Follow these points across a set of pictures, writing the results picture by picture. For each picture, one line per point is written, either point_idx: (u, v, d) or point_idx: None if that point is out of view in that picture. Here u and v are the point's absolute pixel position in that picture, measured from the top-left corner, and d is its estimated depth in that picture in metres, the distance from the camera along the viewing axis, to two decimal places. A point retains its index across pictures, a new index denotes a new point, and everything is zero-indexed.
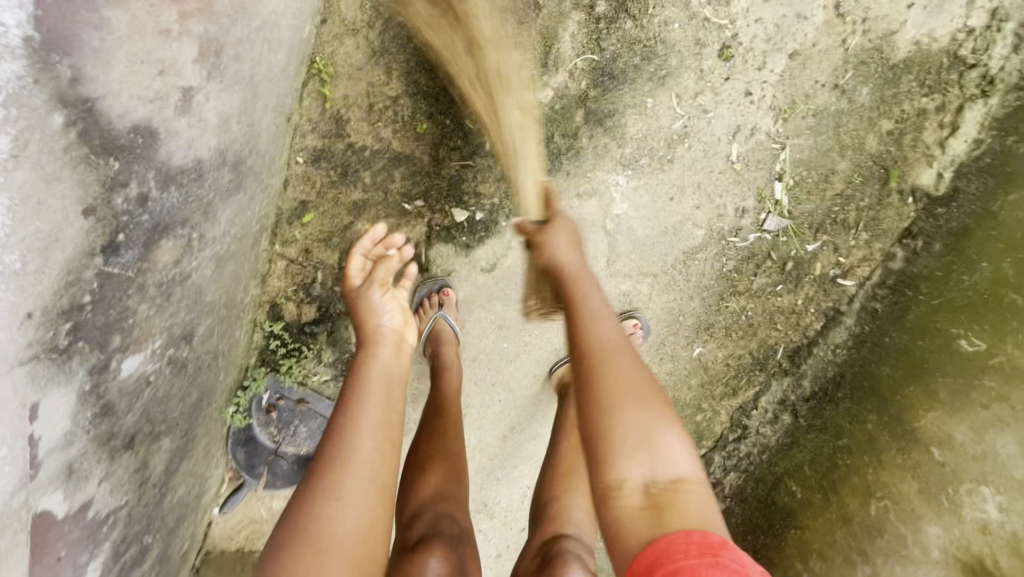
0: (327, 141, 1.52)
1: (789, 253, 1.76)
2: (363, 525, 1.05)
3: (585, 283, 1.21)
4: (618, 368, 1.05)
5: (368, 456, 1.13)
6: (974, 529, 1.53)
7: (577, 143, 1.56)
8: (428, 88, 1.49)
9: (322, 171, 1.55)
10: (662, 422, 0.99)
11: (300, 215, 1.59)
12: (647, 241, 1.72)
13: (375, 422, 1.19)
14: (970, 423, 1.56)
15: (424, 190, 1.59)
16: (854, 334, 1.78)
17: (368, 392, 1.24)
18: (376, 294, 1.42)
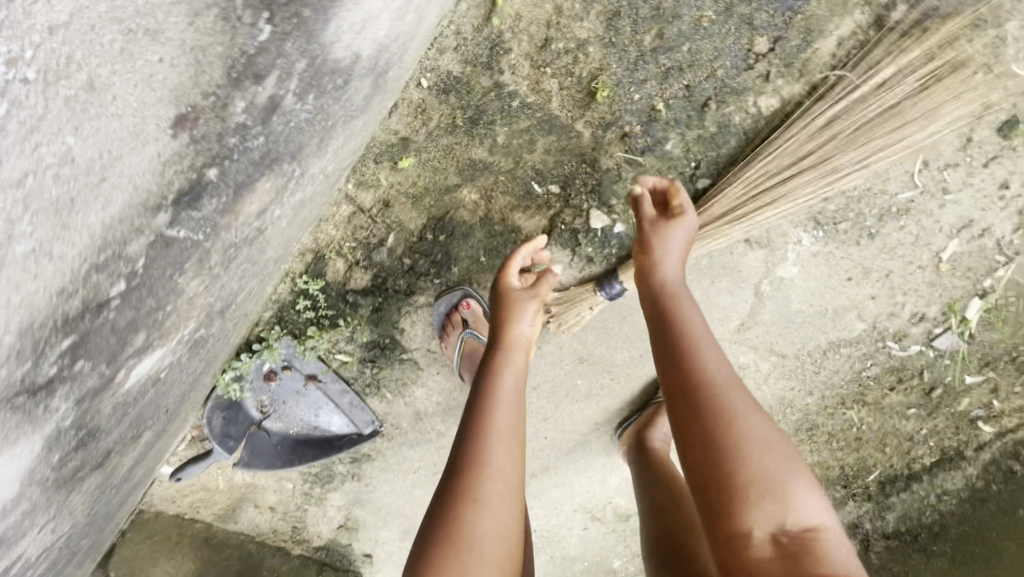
0: (469, 70, 1.09)
1: (942, 379, 1.46)
2: (508, 551, 0.82)
3: (685, 294, 0.96)
4: (745, 465, 0.77)
5: (512, 462, 0.89)
6: None
7: (796, 182, 1.13)
8: (630, 43, 1.07)
9: (446, 108, 1.12)
10: (804, 482, 0.77)
11: (395, 155, 1.16)
12: (795, 317, 1.38)
13: (516, 420, 0.93)
14: None
15: (566, 176, 1.18)
16: (970, 486, 1.55)
17: (507, 372, 0.99)
18: (532, 301, 1.07)
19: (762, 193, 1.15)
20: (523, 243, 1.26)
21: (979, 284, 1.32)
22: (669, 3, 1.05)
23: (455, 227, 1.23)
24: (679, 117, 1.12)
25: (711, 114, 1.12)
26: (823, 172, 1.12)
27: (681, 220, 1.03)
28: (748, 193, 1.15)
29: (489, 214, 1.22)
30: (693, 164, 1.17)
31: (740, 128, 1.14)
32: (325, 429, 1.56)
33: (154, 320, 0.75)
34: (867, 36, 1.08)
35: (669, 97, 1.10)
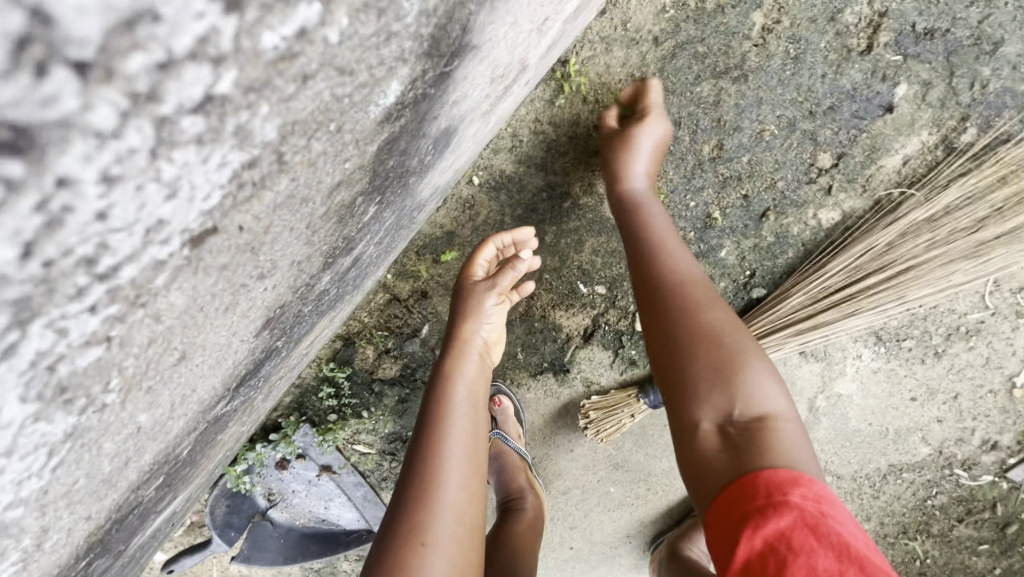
0: (521, 170, 1.06)
1: (1018, 514, 1.32)
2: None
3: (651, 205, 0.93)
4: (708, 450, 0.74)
5: (462, 501, 0.81)
6: None
7: (860, 303, 1.07)
8: (689, 153, 1.04)
9: (495, 206, 1.09)
10: (763, 367, 0.75)
11: (439, 249, 1.13)
12: (854, 436, 1.27)
13: (469, 457, 0.85)
14: None
15: (614, 278, 1.14)
16: None
17: (458, 399, 0.89)
18: (489, 301, 0.95)
19: (830, 310, 1.09)
20: (564, 341, 1.20)
21: None
22: (733, 115, 1.01)
23: None
24: (736, 227, 1.08)
25: (769, 223, 1.08)
26: (891, 280, 1.05)
27: (649, 123, 0.93)
28: (814, 307, 1.09)
29: (530, 309, 1.18)
30: (748, 272, 1.12)
31: (798, 239, 1.09)
32: (333, 522, 1.44)
33: (175, 455, 0.67)
34: (941, 156, 1.02)
35: (726, 206, 1.07)
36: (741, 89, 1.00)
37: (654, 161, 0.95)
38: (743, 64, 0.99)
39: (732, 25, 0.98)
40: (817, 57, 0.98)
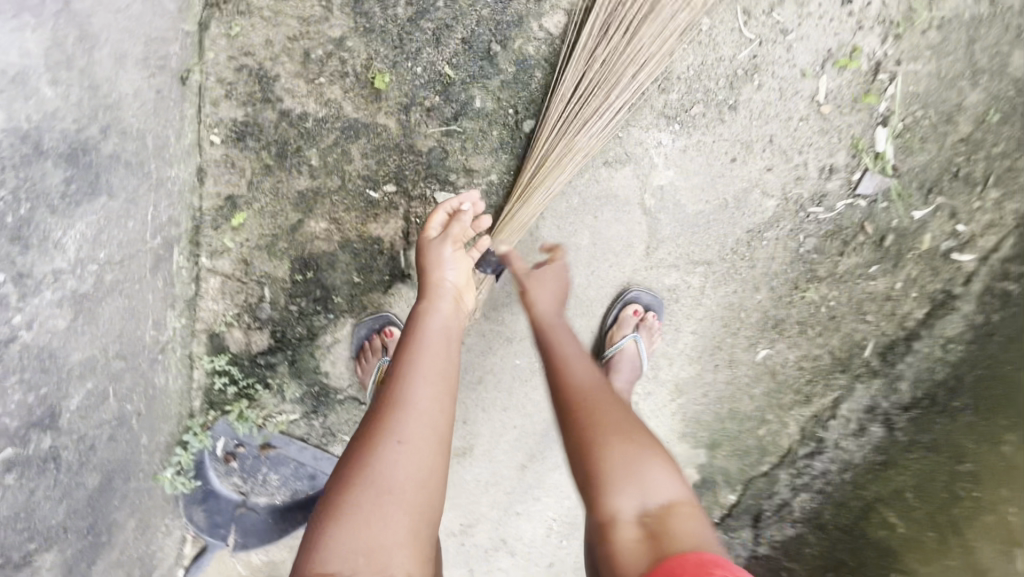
0: (252, 109, 1.10)
1: (890, 223, 1.32)
2: (420, 484, 0.81)
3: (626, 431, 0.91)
4: (636, 469, 0.87)
5: (433, 405, 0.86)
6: None
7: (612, 82, 1.07)
8: (391, 24, 1.08)
9: (251, 155, 1.12)
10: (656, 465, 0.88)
11: (228, 216, 1.16)
12: (699, 219, 1.29)
13: (439, 371, 0.90)
14: None
15: (395, 171, 1.16)
16: (974, 325, 1.35)
17: (433, 326, 0.96)
18: (447, 249, 1.03)
19: (576, 111, 1.08)
20: (390, 251, 1.23)
21: (872, 110, 1.21)
22: None
23: (319, 260, 1.23)
24: (472, 68, 1.10)
25: (501, 56, 1.10)
26: (625, 44, 1.05)
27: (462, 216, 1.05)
28: (562, 114, 1.09)
29: (344, 237, 1.21)
30: (511, 110, 1.13)
31: (539, 57, 1.11)
32: (307, 489, 1.48)
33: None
34: None
35: (451, 57, 1.10)
36: None
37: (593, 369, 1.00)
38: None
39: None
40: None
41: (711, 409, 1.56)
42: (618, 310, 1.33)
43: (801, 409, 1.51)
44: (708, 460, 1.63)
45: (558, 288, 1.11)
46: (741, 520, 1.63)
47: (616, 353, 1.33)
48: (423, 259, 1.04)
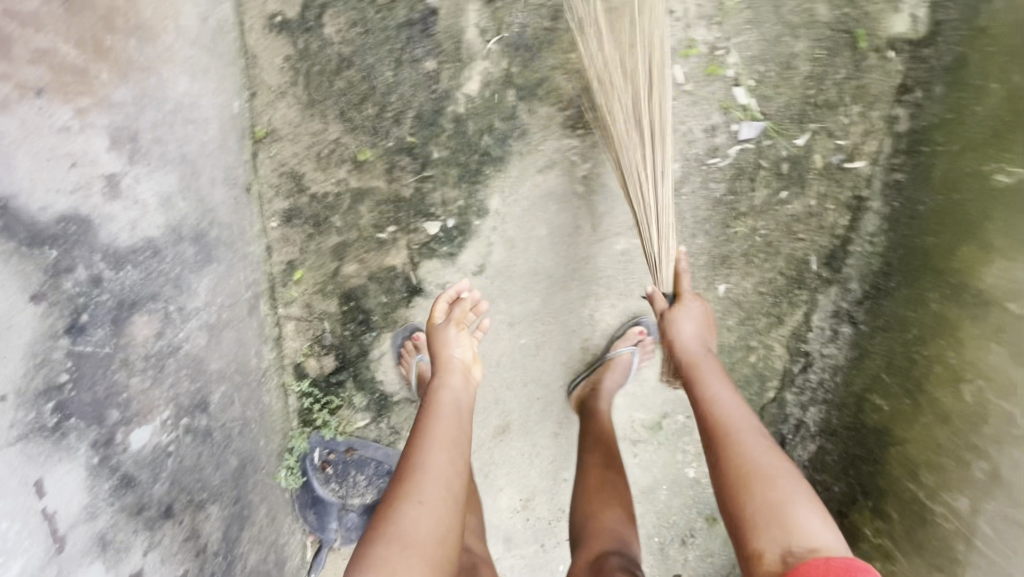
0: (292, 199, 1.61)
1: (779, 155, 1.62)
2: (436, 534, 1.14)
3: (745, 435, 1.25)
4: (748, 440, 1.24)
5: (443, 469, 1.22)
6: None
7: (519, 119, 1.59)
8: (363, 118, 1.55)
9: (299, 229, 1.64)
10: (806, 502, 1.15)
11: (291, 275, 1.68)
12: (624, 192, 1.67)
13: (447, 439, 1.26)
14: None
15: (393, 216, 1.66)
16: (886, 215, 1.59)
17: (451, 397, 1.34)
18: (451, 331, 1.42)
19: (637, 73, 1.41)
20: (403, 273, 1.72)
21: (724, 75, 1.56)
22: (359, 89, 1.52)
23: (357, 292, 1.72)
24: (426, 133, 1.58)
25: (443, 119, 1.57)
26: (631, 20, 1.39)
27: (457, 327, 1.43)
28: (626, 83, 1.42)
29: (370, 270, 1.71)
30: (461, 154, 1.61)
31: (467, 114, 1.57)
32: (389, 486, 1.91)
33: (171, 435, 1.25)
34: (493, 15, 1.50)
35: (411, 130, 1.57)
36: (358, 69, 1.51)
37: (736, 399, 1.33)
38: (347, 48, 1.49)
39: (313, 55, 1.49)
40: (378, 8, 1.47)
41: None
42: (626, 329, 1.81)
43: (773, 329, 1.80)
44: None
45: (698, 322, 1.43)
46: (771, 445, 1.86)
47: (615, 354, 1.79)
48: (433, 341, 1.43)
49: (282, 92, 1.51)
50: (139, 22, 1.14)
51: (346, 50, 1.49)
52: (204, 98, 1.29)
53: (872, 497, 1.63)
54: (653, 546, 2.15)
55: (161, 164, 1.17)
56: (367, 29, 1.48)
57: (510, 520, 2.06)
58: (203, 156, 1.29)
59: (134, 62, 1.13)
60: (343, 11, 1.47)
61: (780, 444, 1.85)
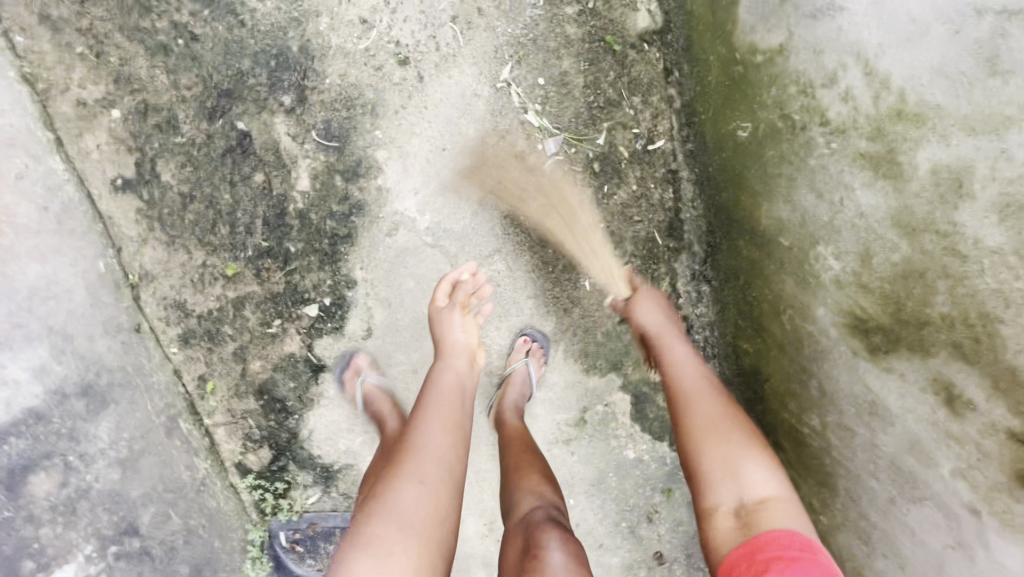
0: (185, 322, 1.78)
1: (591, 156, 1.79)
2: (427, 511, 1.19)
3: (698, 397, 1.43)
4: (700, 399, 1.43)
5: (440, 445, 1.29)
6: (852, 289, 1.40)
7: (353, 198, 1.77)
8: (220, 238, 1.75)
9: (199, 347, 1.80)
10: (755, 467, 1.28)
11: (204, 387, 1.82)
12: (465, 230, 1.85)
13: (450, 418, 1.36)
14: (808, 183, 1.41)
15: (276, 311, 1.83)
16: (696, 180, 1.76)
17: (444, 380, 1.45)
18: (456, 315, 1.61)
19: None
20: (302, 356, 1.86)
21: (516, 105, 1.75)
22: (212, 213, 1.73)
23: (269, 384, 1.85)
24: (278, 234, 1.77)
25: (288, 215, 1.76)
26: None
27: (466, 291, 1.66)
28: None
29: (274, 363, 1.85)
30: (313, 241, 1.79)
31: (307, 207, 1.76)
32: None
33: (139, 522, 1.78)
34: (297, 119, 1.68)
35: (263, 235, 1.77)
36: (204, 197, 1.71)
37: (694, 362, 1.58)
38: (185, 187, 1.69)
39: (161, 198, 1.70)
40: (199, 145, 1.67)
41: (587, 340, 2.00)
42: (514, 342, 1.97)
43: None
44: (624, 376, 2.06)
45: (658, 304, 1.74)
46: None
47: (512, 369, 1.92)
48: (442, 325, 1.60)
49: (143, 238, 1.71)
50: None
51: (185, 188, 1.69)
52: (63, 271, 1.64)
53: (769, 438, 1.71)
54: (625, 532, 2.23)
55: (29, 342, 1.65)
56: (197, 166, 1.68)
57: (483, 547, 2.16)
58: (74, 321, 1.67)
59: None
60: (172, 157, 1.67)
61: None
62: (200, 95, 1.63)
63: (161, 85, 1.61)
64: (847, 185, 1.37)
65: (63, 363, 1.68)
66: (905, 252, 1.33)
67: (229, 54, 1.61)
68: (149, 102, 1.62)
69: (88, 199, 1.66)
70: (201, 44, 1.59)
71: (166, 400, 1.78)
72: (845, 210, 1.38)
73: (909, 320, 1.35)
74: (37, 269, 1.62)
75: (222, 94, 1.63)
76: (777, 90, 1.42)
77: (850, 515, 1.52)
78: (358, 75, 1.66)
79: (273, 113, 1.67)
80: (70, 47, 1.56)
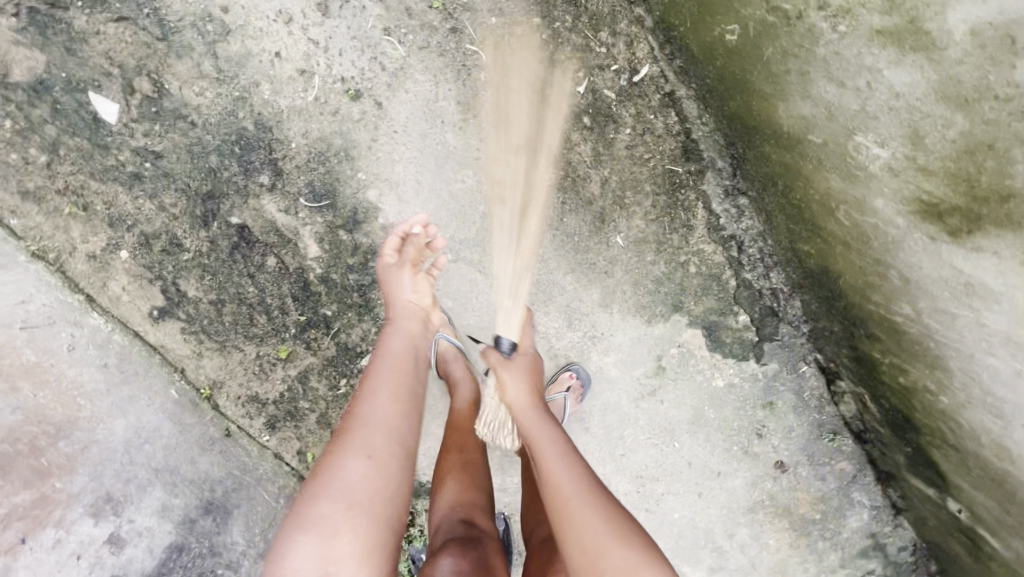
0: (264, 412, 1.81)
1: (580, 109, 1.67)
2: (375, 487, 1.14)
3: (579, 507, 1.13)
4: (572, 511, 1.13)
5: (388, 418, 1.22)
6: (913, 174, 1.17)
7: (363, 245, 1.74)
8: (261, 327, 1.78)
9: (287, 429, 1.83)
10: (635, 564, 1.07)
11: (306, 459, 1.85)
12: (482, 234, 1.75)
13: (403, 389, 1.29)
14: (824, 72, 1.21)
15: (338, 374, 1.84)
16: (697, 95, 1.62)
17: (392, 348, 1.37)
18: (405, 275, 1.49)
19: None
20: None
21: (483, 91, 1.64)
22: (245, 308, 1.75)
23: None
24: (310, 305, 1.79)
25: (312, 282, 1.77)
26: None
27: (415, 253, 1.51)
28: None
29: None
30: (345, 297, 1.79)
31: (326, 269, 1.76)
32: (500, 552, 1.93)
33: None
34: (281, 192, 1.66)
35: (298, 311, 1.79)
36: (233, 296, 1.74)
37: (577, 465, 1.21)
38: (211, 294, 1.72)
39: (197, 312, 1.73)
40: (207, 253, 1.68)
41: (641, 292, 1.86)
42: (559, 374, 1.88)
43: (692, 237, 1.80)
44: (688, 313, 1.87)
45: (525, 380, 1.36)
46: (770, 323, 1.86)
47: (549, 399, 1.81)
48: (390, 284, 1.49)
49: (197, 353, 1.75)
50: (65, 423, 1.63)
51: (212, 295, 1.72)
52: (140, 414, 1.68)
53: (858, 322, 1.62)
54: None
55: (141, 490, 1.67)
56: (214, 272, 1.70)
57: None
58: (170, 454, 1.69)
59: (82, 450, 1.65)
60: (189, 273, 1.69)
61: (776, 316, 1.85)
62: (187, 207, 1.63)
63: (150, 212, 1.62)
64: (871, 67, 1.14)
65: (177, 495, 1.69)
66: (964, 125, 1.07)
67: (195, 157, 1.59)
68: (147, 231, 1.64)
69: (137, 337, 1.70)
70: (167, 159, 1.58)
71: (279, 487, 1.79)
72: (877, 94, 1.16)
73: (990, 198, 1.09)
74: (118, 421, 1.66)
75: (206, 197, 1.63)
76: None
77: (972, 394, 1.40)
78: (320, 127, 1.60)
79: (258, 196, 1.65)
80: (60, 212, 1.60)
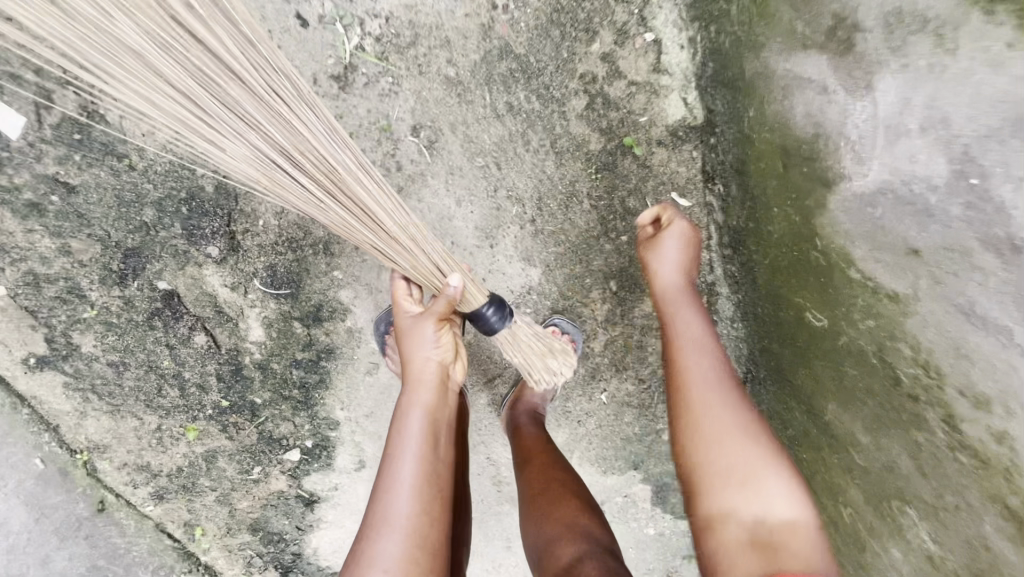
0: (155, 482, 1.50)
1: (609, 270, 1.39)
2: (418, 563, 0.93)
3: (713, 400, 1.06)
4: (714, 402, 1.06)
5: (422, 475, 1.00)
6: (921, 558, 1.11)
7: (319, 342, 1.44)
8: (170, 398, 1.45)
9: (180, 502, 1.53)
10: (781, 484, 0.98)
11: (192, 532, 1.57)
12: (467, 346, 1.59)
13: (431, 449, 1.03)
14: (903, 444, 1.05)
15: (252, 456, 1.53)
16: (742, 307, 1.28)
17: (413, 428, 1.03)
18: (426, 328, 1.07)
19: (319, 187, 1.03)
20: (287, 493, 1.57)
21: (512, 222, 1.32)
22: (155, 378, 1.42)
23: (263, 522, 1.59)
24: (237, 390, 1.46)
25: (248, 367, 1.44)
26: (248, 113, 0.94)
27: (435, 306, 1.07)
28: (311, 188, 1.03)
29: (261, 503, 1.58)
30: (281, 387, 1.48)
31: (267, 354, 1.44)
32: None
33: None
34: (231, 265, 1.32)
35: (222, 392, 1.46)
36: (141, 361, 1.39)
37: (716, 355, 1.11)
38: (113, 354, 1.37)
39: (90, 371, 1.38)
40: (117, 311, 1.33)
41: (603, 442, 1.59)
42: None
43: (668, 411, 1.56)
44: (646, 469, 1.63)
45: (683, 248, 1.17)
46: None
47: None
48: (404, 340, 1.09)
49: (80, 411, 1.41)
50: None
51: (115, 353, 1.37)
52: None
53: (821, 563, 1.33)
54: None
55: None
56: (121, 332, 1.35)
57: None
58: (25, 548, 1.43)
59: None
60: (88, 327, 1.33)
61: None
62: (99, 257, 1.26)
63: (47, 251, 1.24)
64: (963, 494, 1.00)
65: None
66: None
67: (123, 205, 1.22)
68: (37, 271, 1.26)
69: (4, 382, 1.37)
70: (82, 197, 1.20)
71: (151, 571, 1.54)
72: (955, 510, 1.02)
73: None
74: None
75: (129, 252, 1.27)
76: (877, 323, 1.00)
77: None
78: (299, 212, 1.30)
79: (200, 265, 1.31)
80: None
